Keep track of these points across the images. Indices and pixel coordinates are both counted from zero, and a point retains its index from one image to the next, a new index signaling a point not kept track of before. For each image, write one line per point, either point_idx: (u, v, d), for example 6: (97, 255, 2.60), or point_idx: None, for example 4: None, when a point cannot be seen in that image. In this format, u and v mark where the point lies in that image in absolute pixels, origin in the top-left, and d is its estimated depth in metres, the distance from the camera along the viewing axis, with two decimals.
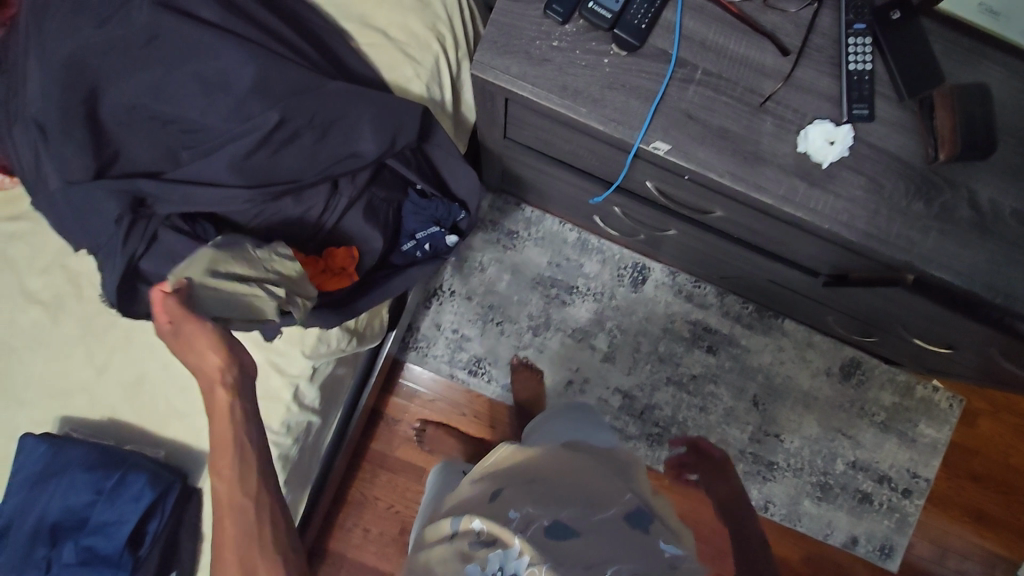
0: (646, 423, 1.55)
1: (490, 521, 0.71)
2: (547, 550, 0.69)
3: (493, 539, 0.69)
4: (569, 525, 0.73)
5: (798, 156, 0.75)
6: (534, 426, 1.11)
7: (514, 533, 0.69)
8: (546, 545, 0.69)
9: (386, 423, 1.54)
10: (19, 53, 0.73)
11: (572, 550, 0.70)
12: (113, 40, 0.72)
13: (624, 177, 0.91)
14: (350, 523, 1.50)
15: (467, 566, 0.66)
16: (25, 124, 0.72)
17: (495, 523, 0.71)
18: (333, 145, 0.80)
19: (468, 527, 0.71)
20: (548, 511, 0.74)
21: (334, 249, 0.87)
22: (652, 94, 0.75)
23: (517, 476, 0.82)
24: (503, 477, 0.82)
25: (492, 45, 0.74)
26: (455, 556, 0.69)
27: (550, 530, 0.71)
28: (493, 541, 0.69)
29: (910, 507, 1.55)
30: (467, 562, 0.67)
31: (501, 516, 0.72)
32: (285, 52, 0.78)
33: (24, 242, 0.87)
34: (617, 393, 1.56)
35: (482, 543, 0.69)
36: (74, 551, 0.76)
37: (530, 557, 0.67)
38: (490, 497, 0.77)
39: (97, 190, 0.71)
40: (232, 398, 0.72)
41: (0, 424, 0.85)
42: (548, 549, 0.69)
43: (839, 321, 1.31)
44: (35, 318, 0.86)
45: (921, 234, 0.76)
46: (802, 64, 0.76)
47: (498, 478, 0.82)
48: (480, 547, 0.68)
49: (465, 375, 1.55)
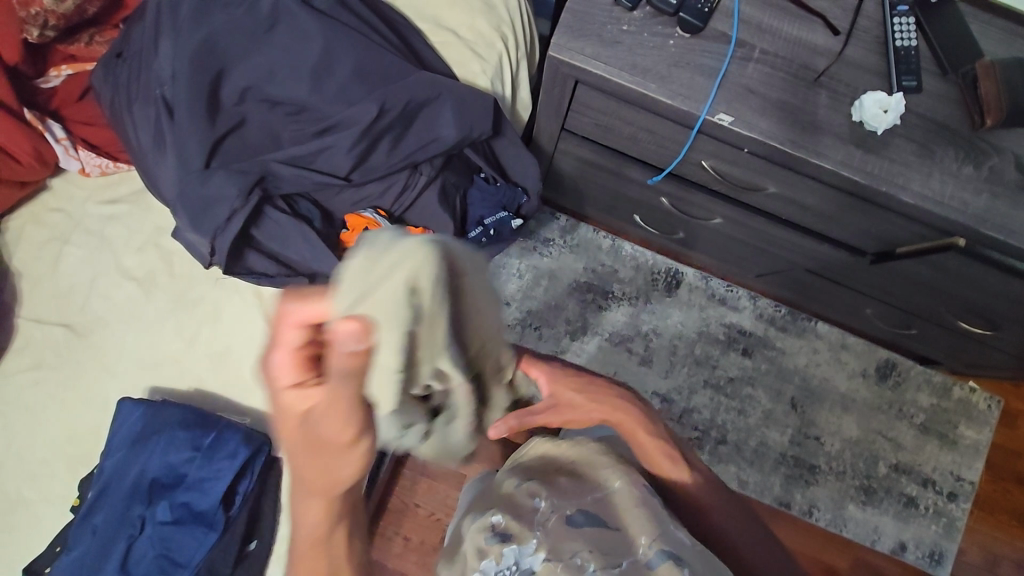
0: (685, 428, 1.43)
1: (509, 512, 0.56)
2: (569, 542, 0.53)
3: (511, 532, 0.54)
4: (597, 511, 0.56)
5: (853, 125, 0.82)
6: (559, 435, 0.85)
7: (533, 528, 0.55)
8: (568, 538, 0.53)
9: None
10: (149, 41, 0.82)
11: (598, 540, 0.53)
12: (240, 32, 0.81)
13: (680, 159, 0.96)
14: (390, 532, 1.27)
15: (480, 564, 0.53)
16: (149, 102, 0.81)
17: (515, 518, 0.55)
18: (419, 130, 0.87)
19: (482, 519, 0.57)
20: (575, 498, 0.57)
21: (411, 229, 0.91)
22: (715, 71, 0.82)
23: (542, 463, 0.63)
24: (533, 458, 0.65)
25: (568, 30, 0.82)
26: (471, 555, 0.55)
27: (572, 519, 0.55)
28: (509, 535, 0.54)
29: (956, 511, 1.42)
30: (480, 558, 0.54)
31: (522, 506, 0.57)
32: (381, 42, 0.87)
33: (122, 224, 0.93)
34: (655, 397, 1.44)
35: (497, 536, 0.54)
36: (170, 509, 0.79)
37: (548, 552, 0.53)
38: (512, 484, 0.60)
39: (219, 171, 0.79)
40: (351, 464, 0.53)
41: (92, 391, 0.87)
42: (571, 539, 0.53)
43: (878, 314, 1.27)
44: (128, 293, 0.90)
45: (974, 195, 0.81)
46: (851, 43, 0.84)
47: (524, 459, 0.65)
48: (495, 542, 0.54)
49: None
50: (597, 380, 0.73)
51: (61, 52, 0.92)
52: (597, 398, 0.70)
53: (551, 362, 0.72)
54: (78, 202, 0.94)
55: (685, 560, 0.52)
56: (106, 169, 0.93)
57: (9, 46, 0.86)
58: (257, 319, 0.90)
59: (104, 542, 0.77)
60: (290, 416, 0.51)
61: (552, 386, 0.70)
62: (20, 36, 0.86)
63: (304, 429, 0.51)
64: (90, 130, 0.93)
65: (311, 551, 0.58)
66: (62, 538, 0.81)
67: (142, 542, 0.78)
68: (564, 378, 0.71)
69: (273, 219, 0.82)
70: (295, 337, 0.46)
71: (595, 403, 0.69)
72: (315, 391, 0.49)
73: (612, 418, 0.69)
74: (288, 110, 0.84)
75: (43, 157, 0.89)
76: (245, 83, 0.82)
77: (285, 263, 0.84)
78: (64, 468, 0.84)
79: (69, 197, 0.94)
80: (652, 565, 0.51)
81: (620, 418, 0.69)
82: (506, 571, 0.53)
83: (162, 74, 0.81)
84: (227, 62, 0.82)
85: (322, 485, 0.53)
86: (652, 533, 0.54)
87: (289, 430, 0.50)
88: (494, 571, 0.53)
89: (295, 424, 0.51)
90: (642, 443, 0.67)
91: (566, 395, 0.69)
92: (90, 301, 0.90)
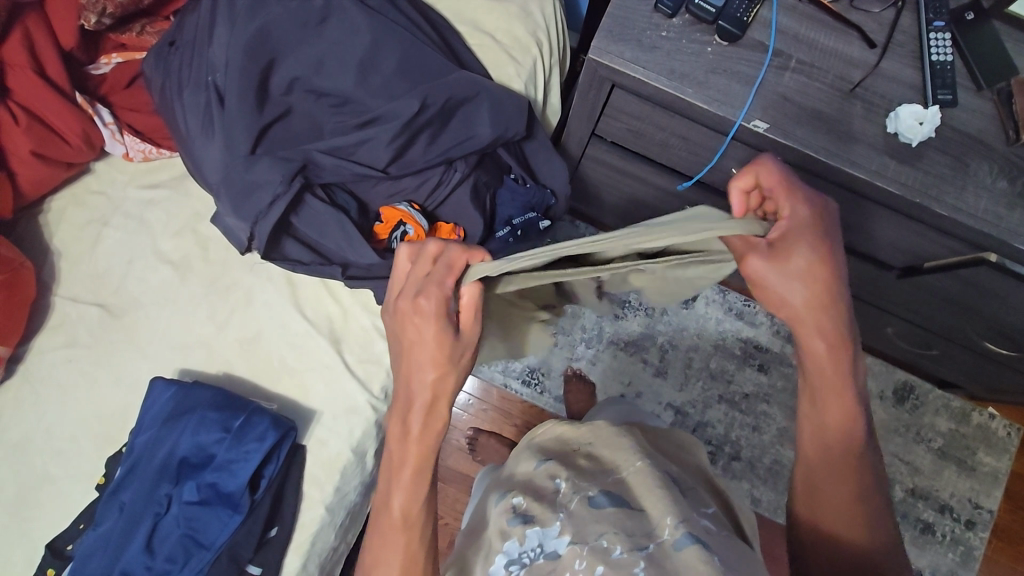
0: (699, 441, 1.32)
1: (530, 495, 0.56)
2: (594, 525, 0.51)
3: (534, 514, 0.54)
4: (618, 493, 0.55)
5: (887, 136, 0.83)
6: (591, 415, 0.92)
7: (555, 510, 0.53)
8: (592, 520, 0.51)
9: None
10: (204, 29, 0.85)
11: (623, 521, 0.51)
12: (293, 23, 0.84)
13: (710, 167, 0.97)
14: None
15: (504, 545, 0.53)
16: (200, 88, 0.84)
17: (538, 501, 0.56)
18: (457, 127, 0.89)
19: (506, 503, 0.57)
20: (596, 482, 0.57)
21: (440, 224, 0.92)
22: (752, 79, 0.84)
23: (559, 447, 0.67)
24: (554, 451, 0.66)
25: (609, 33, 0.84)
26: (495, 540, 0.55)
27: (594, 501, 0.53)
28: (531, 517, 0.54)
29: (975, 540, 1.38)
30: (504, 540, 0.53)
31: (545, 492, 0.57)
32: (425, 38, 0.89)
33: (161, 208, 0.95)
34: (669, 409, 1.33)
35: (519, 517, 0.54)
36: (196, 490, 0.79)
37: (572, 536, 0.50)
38: (534, 471, 0.62)
39: (265, 159, 0.81)
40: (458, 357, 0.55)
41: (123, 371, 0.88)
42: (595, 522, 0.51)
43: (900, 333, 1.26)
44: (164, 276, 0.92)
45: (1007, 209, 0.81)
46: (885, 57, 0.85)
47: (545, 451, 0.67)
48: (518, 523, 0.53)
49: (519, 386, 1.33)
50: (848, 303, 0.57)
51: (112, 41, 0.95)
52: (831, 305, 0.57)
53: (802, 209, 0.57)
54: (120, 186, 0.96)
55: (711, 548, 0.48)
56: (149, 154, 0.95)
57: (67, 32, 0.89)
58: (286, 304, 0.91)
59: (130, 520, 0.78)
60: (412, 323, 0.54)
61: (792, 235, 0.57)
62: (78, 23, 0.89)
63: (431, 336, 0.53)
64: (135, 116, 0.95)
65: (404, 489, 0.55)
66: (86, 516, 0.81)
67: (169, 522, 0.78)
68: (809, 240, 0.57)
69: (313, 207, 0.84)
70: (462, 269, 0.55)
71: (813, 303, 0.57)
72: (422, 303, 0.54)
73: (813, 350, 0.58)
74: (333, 102, 0.86)
75: (91, 141, 0.91)
76: (294, 74, 0.85)
77: (319, 252, 0.87)
78: (91, 446, 0.85)
79: (111, 181, 0.96)
80: (678, 547, 0.48)
81: (822, 367, 0.58)
82: (530, 553, 0.51)
83: (214, 61, 0.84)
84: (278, 52, 0.84)
85: (445, 400, 0.55)
86: (679, 515, 0.51)
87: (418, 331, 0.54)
88: (518, 553, 0.52)
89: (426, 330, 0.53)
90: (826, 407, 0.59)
91: (792, 254, 0.57)
92: (125, 282, 0.92)
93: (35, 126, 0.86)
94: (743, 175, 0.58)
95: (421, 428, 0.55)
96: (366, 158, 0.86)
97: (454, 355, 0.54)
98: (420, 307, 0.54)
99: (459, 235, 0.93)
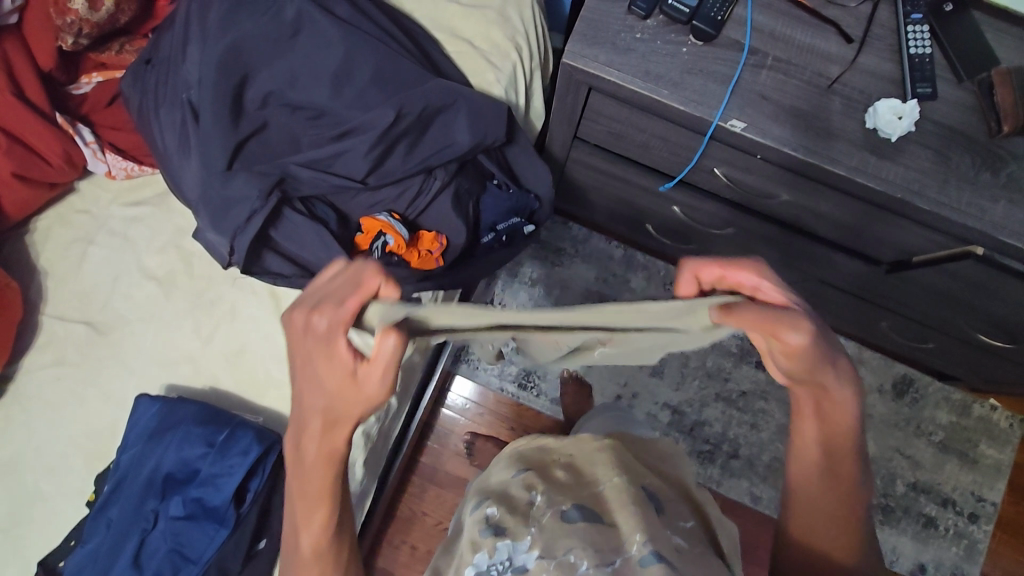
0: (696, 441, 1.31)
1: (504, 508, 0.56)
2: (563, 539, 0.50)
3: (505, 526, 0.54)
4: (591, 507, 0.54)
5: (866, 131, 0.82)
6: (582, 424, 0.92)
7: (529, 525, 0.53)
8: (561, 534, 0.50)
9: (435, 435, 1.32)
10: (178, 46, 0.86)
11: (594, 537, 0.50)
12: (265, 38, 0.84)
13: (692, 167, 0.96)
14: (396, 539, 1.25)
15: (473, 558, 0.52)
16: (175, 106, 0.85)
17: (511, 513, 0.55)
18: (435, 135, 0.89)
19: (480, 514, 0.57)
20: (571, 495, 0.56)
21: (422, 233, 0.92)
22: (728, 78, 0.83)
23: (540, 457, 0.67)
24: (536, 460, 0.66)
25: (582, 37, 0.84)
26: (466, 551, 0.54)
27: (567, 515, 0.52)
28: (503, 530, 0.53)
29: (979, 533, 1.37)
30: (474, 552, 0.52)
31: (519, 505, 0.57)
32: (399, 48, 0.89)
33: (145, 225, 0.96)
34: (665, 409, 1.33)
35: (491, 529, 0.54)
36: (182, 504, 0.79)
37: (542, 550, 0.50)
38: (511, 480, 0.62)
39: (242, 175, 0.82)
40: (357, 390, 0.51)
41: (110, 389, 0.88)
42: (564, 536, 0.50)
43: (895, 327, 1.25)
44: (148, 292, 0.92)
45: (990, 202, 0.80)
46: (864, 51, 0.85)
47: (524, 461, 0.67)
48: (489, 535, 0.53)
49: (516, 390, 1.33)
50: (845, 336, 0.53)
51: (92, 60, 0.96)
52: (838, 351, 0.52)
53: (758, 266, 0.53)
54: (104, 203, 0.97)
55: (676, 566, 0.48)
56: (132, 172, 0.96)
57: (46, 54, 0.90)
58: (271, 317, 0.91)
59: (117, 536, 0.78)
60: (302, 342, 0.51)
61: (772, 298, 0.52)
62: (56, 44, 0.90)
63: (323, 360, 0.50)
64: (117, 134, 0.96)
65: (302, 508, 0.55)
66: (75, 532, 0.82)
67: (155, 537, 0.79)
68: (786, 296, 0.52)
69: (291, 220, 0.84)
70: (370, 292, 0.50)
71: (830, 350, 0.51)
72: (315, 320, 0.49)
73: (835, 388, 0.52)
74: (309, 114, 0.86)
75: (72, 160, 0.91)
76: (268, 87, 0.85)
77: (300, 264, 0.87)
78: (80, 463, 0.86)
79: (95, 199, 0.97)
80: (644, 563, 0.47)
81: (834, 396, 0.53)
82: (498, 566, 0.50)
83: (189, 79, 0.84)
84: (252, 67, 0.84)
85: (342, 429, 0.53)
86: (647, 534, 0.50)
87: (303, 346, 0.51)
88: (486, 566, 0.51)
89: (319, 352, 0.50)
90: (833, 420, 0.54)
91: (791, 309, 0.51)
92: (112, 300, 0.92)
93: (15, 148, 0.87)
94: (682, 285, 0.56)
95: (316, 454, 0.53)
96: (344, 170, 0.86)
97: (345, 385, 0.51)
98: (313, 325, 0.49)
99: (442, 244, 0.93)
